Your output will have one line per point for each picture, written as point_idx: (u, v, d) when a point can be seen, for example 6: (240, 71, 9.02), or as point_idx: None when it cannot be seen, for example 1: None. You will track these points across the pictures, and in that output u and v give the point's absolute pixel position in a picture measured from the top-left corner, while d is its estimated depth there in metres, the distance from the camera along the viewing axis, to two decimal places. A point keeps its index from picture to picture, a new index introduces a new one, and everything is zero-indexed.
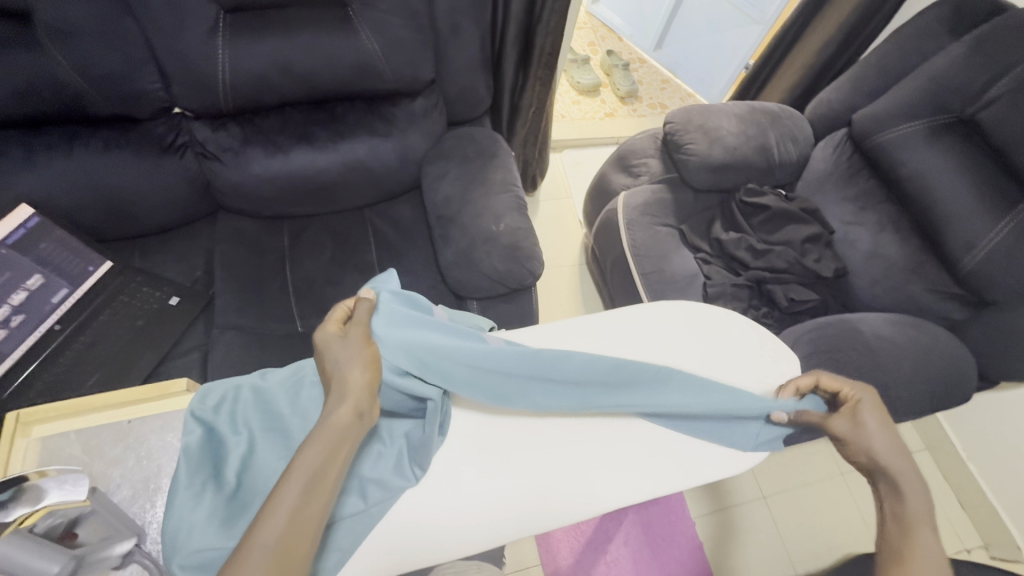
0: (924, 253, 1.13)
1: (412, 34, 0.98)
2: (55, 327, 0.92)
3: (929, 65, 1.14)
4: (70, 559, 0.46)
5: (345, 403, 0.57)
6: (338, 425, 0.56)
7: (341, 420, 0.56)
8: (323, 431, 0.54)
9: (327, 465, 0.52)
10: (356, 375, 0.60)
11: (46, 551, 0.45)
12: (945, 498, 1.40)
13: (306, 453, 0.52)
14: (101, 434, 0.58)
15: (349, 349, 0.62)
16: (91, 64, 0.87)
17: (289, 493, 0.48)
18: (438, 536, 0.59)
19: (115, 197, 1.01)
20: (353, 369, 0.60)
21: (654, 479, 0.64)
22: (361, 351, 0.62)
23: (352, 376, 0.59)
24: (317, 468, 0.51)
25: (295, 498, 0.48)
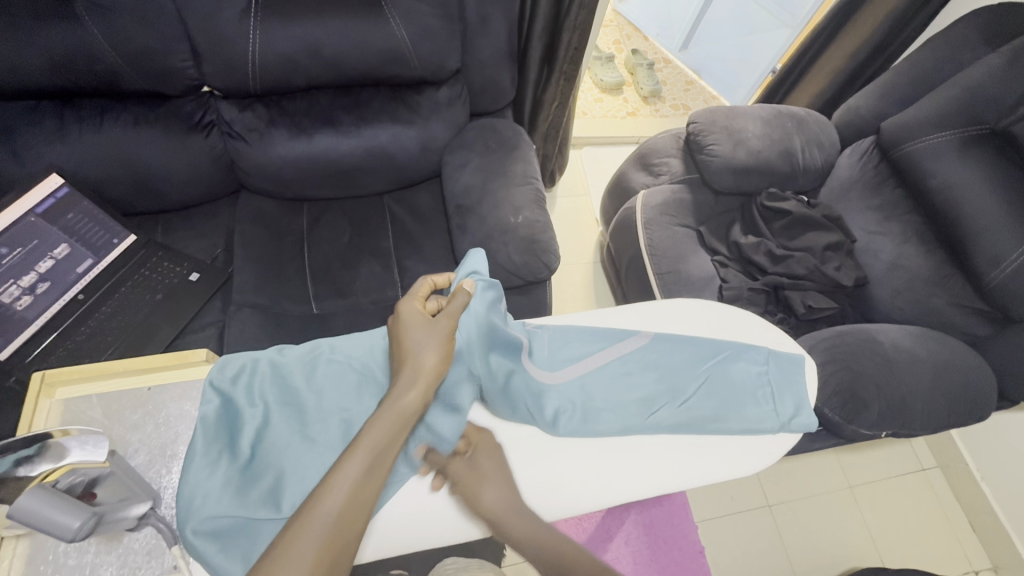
0: (949, 267, 1.11)
1: (441, 22, 0.98)
2: (79, 297, 0.95)
3: (964, 75, 1.11)
4: (92, 516, 0.46)
5: (414, 387, 0.58)
6: (403, 408, 0.56)
7: (409, 404, 0.57)
8: (392, 412, 0.56)
9: (390, 444, 0.54)
10: (428, 360, 0.60)
11: (70, 506, 0.45)
12: (956, 518, 1.37)
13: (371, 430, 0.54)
14: (121, 399, 0.59)
15: (428, 334, 0.62)
16: (125, 40, 0.89)
17: (350, 466, 0.52)
18: (441, 522, 0.59)
19: (141, 172, 1.03)
20: (430, 355, 0.60)
21: (666, 475, 0.64)
22: (441, 342, 0.62)
23: (426, 360, 0.60)
24: (382, 447, 0.54)
25: (357, 471, 0.51)
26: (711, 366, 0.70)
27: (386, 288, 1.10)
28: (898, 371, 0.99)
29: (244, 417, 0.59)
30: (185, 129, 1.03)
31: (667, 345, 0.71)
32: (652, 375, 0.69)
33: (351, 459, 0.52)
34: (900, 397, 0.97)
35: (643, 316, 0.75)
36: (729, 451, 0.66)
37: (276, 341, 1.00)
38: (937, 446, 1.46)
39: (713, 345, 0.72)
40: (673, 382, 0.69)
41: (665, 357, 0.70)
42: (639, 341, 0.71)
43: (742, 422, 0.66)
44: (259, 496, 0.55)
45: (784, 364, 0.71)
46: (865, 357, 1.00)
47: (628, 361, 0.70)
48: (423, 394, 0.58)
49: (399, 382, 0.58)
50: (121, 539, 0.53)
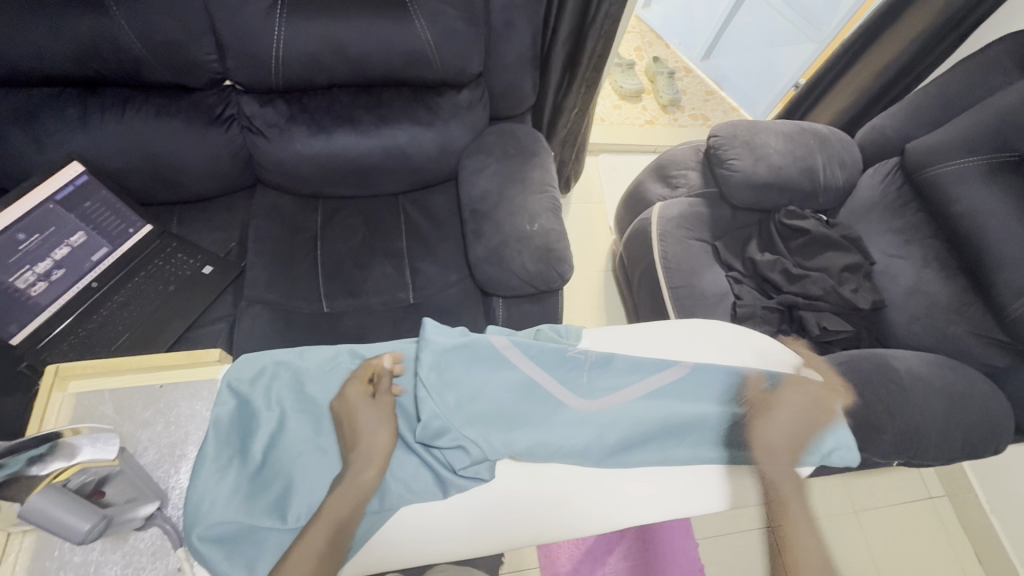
0: (970, 295, 1.09)
1: (466, 26, 0.97)
2: (93, 285, 0.96)
3: (995, 100, 1.09)
4: (102, 519, 0.46)
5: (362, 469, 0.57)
6: (356, 487, 0.56)
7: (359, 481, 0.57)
8: (347, 492, 0.55)
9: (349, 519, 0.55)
10: (383, 437, 0.59)
11: (78, 507, 0.45)
12: (963, 549, 1.35)
13: (324, 511, 0.54)
14: (132, 395, 0.59)
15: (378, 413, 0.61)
16: (151, 31, 0.89)
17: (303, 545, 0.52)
18: (445, 536, 0.59)
19: (160, 164, 1.03)
20: (382, 432, 0.60)
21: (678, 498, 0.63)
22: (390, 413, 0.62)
23: (370, 444, 0.58)
24: (341, 518, 0.54)
25: (311, 551, 0.52)
26: (748, 397, 0.67)
27: (398, 289, 1.10)
28: (913, 398, 0.97)
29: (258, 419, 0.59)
30: (206, 122, 1.02)
31: (708, 375, 0.68)
32: (689, 405, 0.65)
33: (308, 539, 0.52)
34: (916, 426, 0.95)
35: (667, 341, 0.73)
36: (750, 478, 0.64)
37: (286, 337, 1.00)
38: (945, 474, 1.44)
39: (754, 374, 0.69)
40: (712, 415, 0.65)
41: (702, 390, 0.67)
42: (678, 371, 0.67)
43: (771, 451, 0.65)
44: (258, 501, 0.55)
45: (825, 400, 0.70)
46: (880, 383, 0.98)
47: (666, 393, 0.66)
48: (374, 472, 0.57)
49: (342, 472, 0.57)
50: (126, 538, 0.52)
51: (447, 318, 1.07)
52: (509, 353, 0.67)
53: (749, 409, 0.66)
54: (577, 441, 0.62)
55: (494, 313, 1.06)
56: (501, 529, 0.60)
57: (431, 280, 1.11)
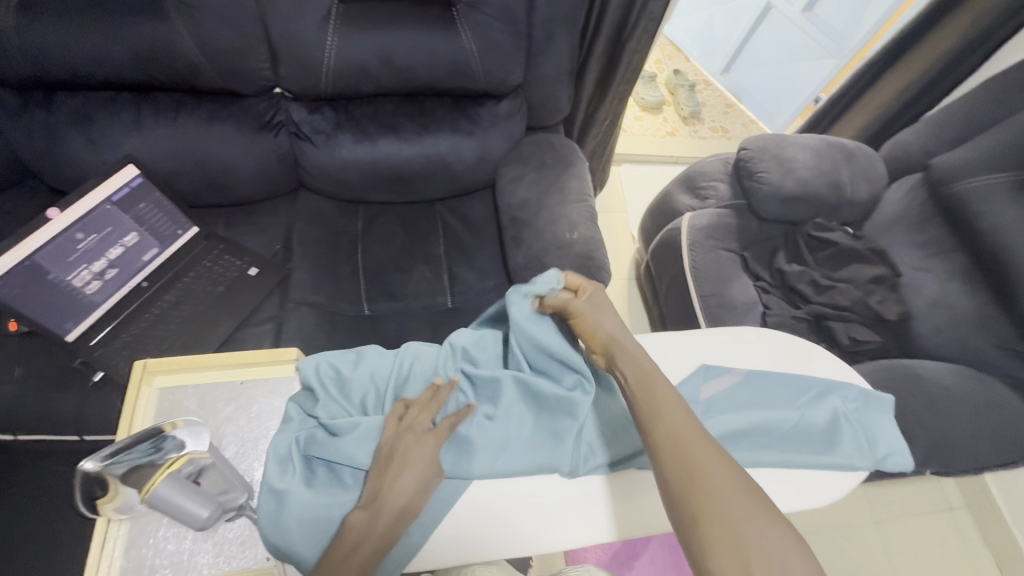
0: (996, 308, 1.11)
1: (510, 39, 1.00)
2: (143, 284, 0.98)
3: (1020, 119, 1.12)
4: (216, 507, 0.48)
5: (392, 516, 0.52)
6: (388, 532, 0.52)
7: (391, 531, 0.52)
8: (374, 540, 0.51)
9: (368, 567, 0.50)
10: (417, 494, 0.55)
11: (197, 495, 0.47)
12: (983, 561, 1.37)
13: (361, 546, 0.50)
14: (215, 391, 0.61)
15: (417, 461, 0.56)
16: (210, 39, 0.91)
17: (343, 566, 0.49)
18: (505, 530, 0.59)
19: (210, 168, 1.06)
20: (420, 487, 0.55)
21: None
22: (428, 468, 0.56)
23: (406, 490, 0.54)
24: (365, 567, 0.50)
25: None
26: (803, 403, 0.70)
27: (437, 293, 1.12)
28: (944, 408, 0.99)
29: (323, 409, 0.60)
30: (256, 127, 1.05)
31: (759, 383, 0.71)
32: (744, 412, 0.67)
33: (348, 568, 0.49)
34: (948, 437, 0.97)
35: (719, 350, 0.75)
36: (811, 482, 0.66)
37: (330, 338, 1.03)
38: (965, 485, 1.45)
39: (803, 382, 0.72)
40: (769, 422, 0.67)
41: (756, 397, 0.69)
42: (732, 378, 0.71)
43: (835, 457, 0.66)
44: (328, 486, 0.56)
45: (877, 405, 0.71)
46: (910, 393, 1.00)
47: (723, 399, 0.69)
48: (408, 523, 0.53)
49: (371, 512, 0.52)
50: (217, 527, 0.55)
51: None
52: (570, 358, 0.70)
53: (802, 415, 0.68)
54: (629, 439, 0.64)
55: None
56: (485, 541, 0.58)
57: (470, 285, 1.14)
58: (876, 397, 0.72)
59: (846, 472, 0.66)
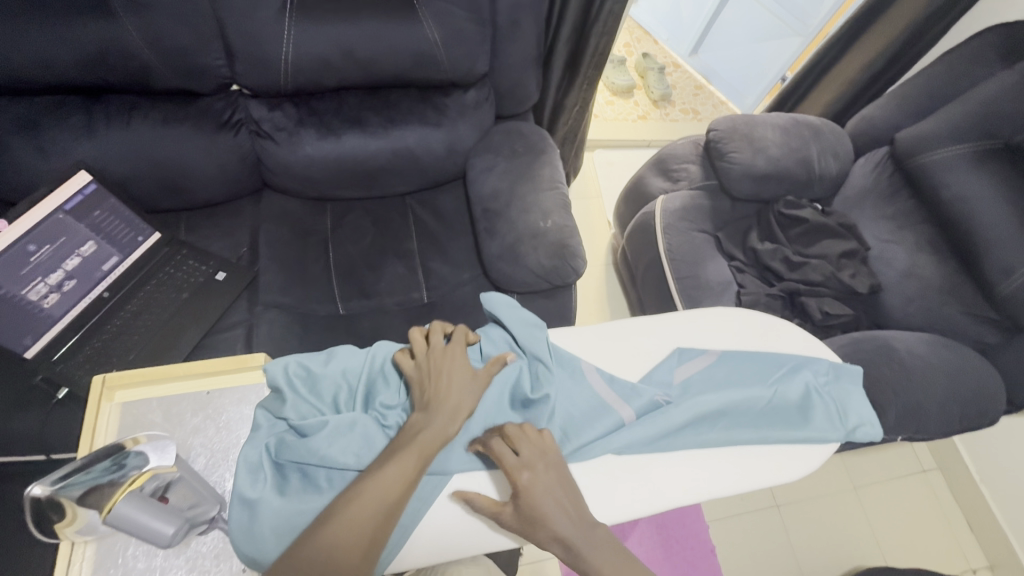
0: (961, 276, 1.14)
1: (474, 26, 0.98)
2: (104, 295, 0.94)
3: (978, 91, 1.15)
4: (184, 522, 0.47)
5: (445, 417, 0.57)
6: (439, 432, 0.56)
7: (438, 431, 0.56)
8: (421, 444, 0.55)
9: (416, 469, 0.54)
10: (466, 403, 0.59)
11: (162, 513, 0.45)
12: (955, 519, 1.43)
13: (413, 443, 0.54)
14: (182, 402, 0.59)
15: (460, 376, 0.61)
16: (159, 37, 0.87)
17: (387, 469, 0.52)
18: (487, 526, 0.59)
19: (168, 170, 1.01)
20: (467, 398, 0.60)
21: (724, 480, 0.64)
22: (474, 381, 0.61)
23: (455, 397, 0.59)
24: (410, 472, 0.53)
25: (401, 475, 0.53)
26: (777, 379, 0.71)
27: (412, 289, 1.11)
28: (913, 375, 1.02)
29: (293, 410, 0.58)
30: (215, 127, 1.01)
31: (734, 362, 0.72)
32: (722, 391, 0.68)
33: (401, 461, 0.53)
34: (919, 403, 1.00)
35: (694, 331, 0.76)
36: (786, 456, 0.67)
37: (304, 340, 1.01)
38: (936, 448, 1.51)
39: (775, 359, 0.73)
40: (746, 400, 0.68)
41: (731, 376, 0.71)
42: (707, 359, 0.72)
43: (808, 431, 0.67)
44: (300, 492, 0.54)
45: (846, 376, 0.74)
46: (882, 363, 1.03)
47: (698, 380, 0.70)
48: (458, 424, 0.58)
49: (428, 413, 0.57)
50: (189, 542, 0.53)
51: (462, 316, 1.09)
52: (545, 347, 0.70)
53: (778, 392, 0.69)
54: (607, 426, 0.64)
55: None
56: (465, 537, 0.58)
57: (445, 279, 1.12)
58: (846, 370, 0.75)
59: (820, 445, 0.68)
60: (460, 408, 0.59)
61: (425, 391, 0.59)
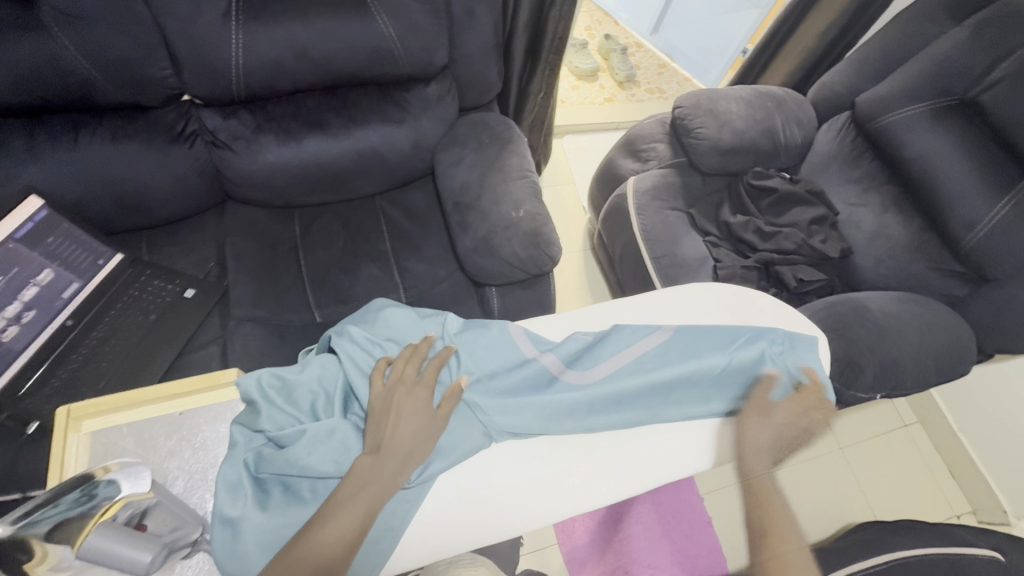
0: (927, 233, 1.17)
1: (429, 17, 0.96)
2: (67, 323, 0.91)
3: (931, 50, 1.17)
4: (161, 548, 0.47)
5: (394, 464, 0.57)
6: (389, 478, 0.56)
7: (388, 476, 0.56)
8: (367, 491, 0.55)
9: (358, 518, 0.53)
10: (415, 441, 0.59)
11: (137, 540, 0.45)
12: (937, 467, 1.48)
13: (359, 494, 0.54)
14: (153, 427, 0.57)
15: (410, 417, 0.60)
16: (100, 49, 0.84)
17: (330, 523, 0.52)
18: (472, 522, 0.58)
19: (123, 189, 0.98)
20: (421, 438, 0.60)
21: (700, 452, 0.67)
22: (428, 424, 0.61)
23: (406, 441, 0.59)
24: (354, 525, 0.53)
25: (346, 529, 0.52)
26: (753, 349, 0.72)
27: (389, 290, 1.09)
28: (887, 333, 1.04)
29: (269, 421, 0.57)
30: (168, 141, 0.98)
31: (713, 336, 0.72)
32: (699, 365, 0.69)
33: (347, 514, 0.53)
34: (894, 359, 1.02)
35: (669, 308, 0.77)
36: (740, 428, 0.69)
37: (282, 351, 0.99)
38: (915, 402, 1.56)
39: (732, 330, 0.73)
40: (700, 371, 0.68)
41: (711, 348, 0.71)
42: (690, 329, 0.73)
43: (762, 398, 0.69)
44: (282, 506, 0.55)
45: (802, 344, 0.74)
46: (857, 324, 1.05)
47: (677, 355, 0.70)
48: (407, 472, 0.58)
49: (379, 457, 0.57)
50: (173, 568, 0.52)
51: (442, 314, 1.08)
52: (519, 336, 0.70)
53: (753, 365, 0.71)
54: (587, 412, 0.65)
55: (489, 304, 1.07)
56: (456, 534, 0.58)
57: (422, 278, 1.11)
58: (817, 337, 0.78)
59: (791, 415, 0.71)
60: (410, 450, 0.59)
61: (378, 434, 0.59)
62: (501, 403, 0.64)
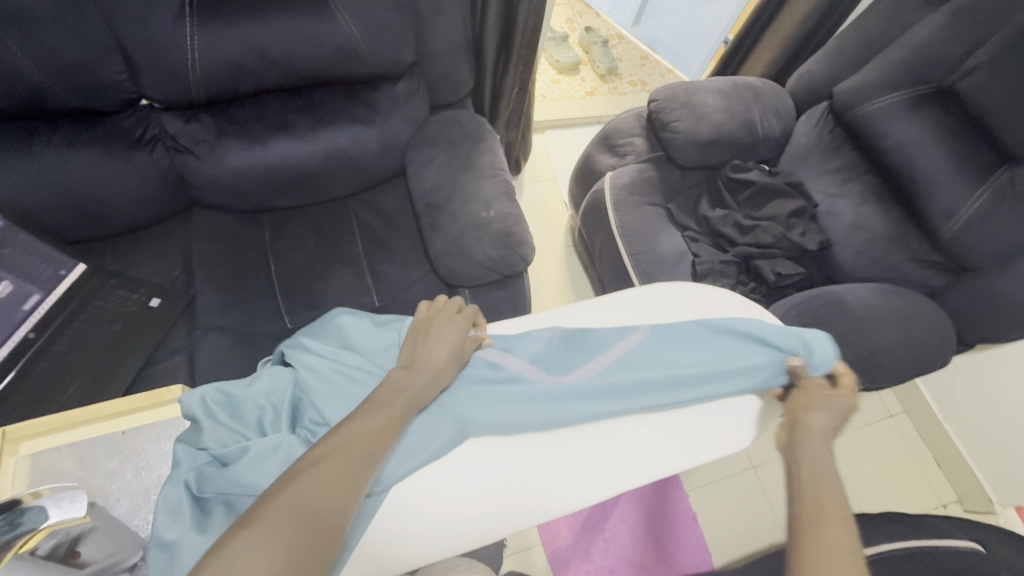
0: (905, 223, 1.16)
1: (393, 14, 0.94)
2: (29, 336, 0.86)
3: (909, 37, 1.14)
4: None
5: (425, 379, 0.64)
6: (418, 391, 0.62)
7: (420, 387, 0.63)
8: (402, 395, 0.61)
9: (388, 416, 0.58)
10: (442, 362, 0.66)
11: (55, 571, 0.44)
12: (923, 457, 1.47)
13: (396, 395, 0.60)
14: (95, 447, 0.57)
15: (443, 336, 0.69)
16: (50, 54, 0.81)
17: (369, 420, 0.56)
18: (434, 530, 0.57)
19: (83, 199, 0.95)
20: (449, 356, 0.67)
21: (665, 456, 0.65)
22: (455, 344, 0.68)
23: (439, 361, 0.66)
24: (385, 420, 0.57)
25: (381, 422, 0.57)
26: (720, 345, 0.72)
27: (361, 294, 1.08)
28: (865, 325, 1.03)
29: (212, 438, 0.58)
30: (127, 147, 0.96)
31: (677, 336, 0.73)
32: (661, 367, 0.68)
33: (383, 411, 0.58)
34: (871, 353, 1.01)
35: (633, 309, 0.77)
36: (706, 430, 0.68)
37: (250, 360, 0.97)
38: (900, 393, 1.55)
39: (697, 322, 0.74)
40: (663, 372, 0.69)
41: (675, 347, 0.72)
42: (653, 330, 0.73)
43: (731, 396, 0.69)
44: (223, 527, 0.52)
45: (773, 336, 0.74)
46: (834, 319, 1.04)
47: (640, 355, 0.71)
48: (437, 388, 0.64)
49: (411, 371, 0.64)
50: None
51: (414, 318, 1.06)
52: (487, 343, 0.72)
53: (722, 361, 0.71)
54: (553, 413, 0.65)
55: None
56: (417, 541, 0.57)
57: (394, 280, 1.09)
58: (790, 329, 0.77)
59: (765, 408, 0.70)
60: (440, 368, 0.66)
61: (413, 350, 0.67)
62: (468, 407, 0.64)
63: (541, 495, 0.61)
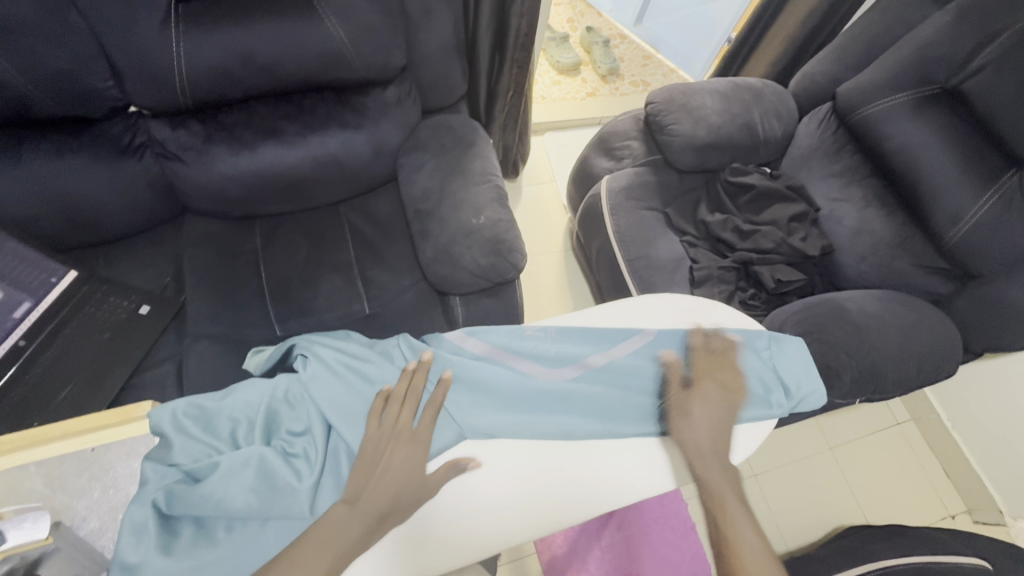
0: (910, 228, 1.12)
1: (380, 18, 0.93)
2: (20, 344, 0.85)
3: (914, 36, 1.11)
4: None
5: (364, 527, 0.56)
6: (355, 536, 0.55)
7: (355, 532, 0.55)
8: (332, 542, 0.54)
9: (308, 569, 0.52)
10: (387, 497, 0.57)
11: None
12: (931, 466, 1.43)
13: (322, 545, 0.54)
14: (62, 464, 0.56)
15: (392, 467, 0.59)
16: (35, 63, 0.81)
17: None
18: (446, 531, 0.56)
19: (72, 208, 0.95)
20: (395, 486, 0.58)
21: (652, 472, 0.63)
22: (406, 479, 0.59)
23: (381, 499, 0.57)
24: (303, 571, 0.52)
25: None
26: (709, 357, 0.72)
27: (352, 301, 1.07)
28: (866, 334, 1.00)
29: (183, 454, 0.57)
30: (115, 155, 0.95)
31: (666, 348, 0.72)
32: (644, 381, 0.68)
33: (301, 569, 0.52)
34: (872, 363, 0.98)
35: (621, 317, 0.75)
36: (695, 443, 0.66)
37: (237, 368, 0.96)
38: (908, 400, 1.51)
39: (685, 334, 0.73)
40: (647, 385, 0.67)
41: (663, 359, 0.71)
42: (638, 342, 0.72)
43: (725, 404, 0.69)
44: (189, 548, 0.53)
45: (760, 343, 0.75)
46: (834, 327, 1.00)
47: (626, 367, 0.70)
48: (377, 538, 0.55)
49: (353, 512, 0.56)
50: None
51: (405, 325, 1.05)
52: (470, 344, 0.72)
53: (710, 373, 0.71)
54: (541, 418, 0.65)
55: (453, 313, 1.04)
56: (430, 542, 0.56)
57: (385, 287, 1.08)
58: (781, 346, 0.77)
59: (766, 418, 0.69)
60: (384, 506, 0.57)
61: (356, 481, 0.59)
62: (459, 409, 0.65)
63: (550, 499, 0.59)
